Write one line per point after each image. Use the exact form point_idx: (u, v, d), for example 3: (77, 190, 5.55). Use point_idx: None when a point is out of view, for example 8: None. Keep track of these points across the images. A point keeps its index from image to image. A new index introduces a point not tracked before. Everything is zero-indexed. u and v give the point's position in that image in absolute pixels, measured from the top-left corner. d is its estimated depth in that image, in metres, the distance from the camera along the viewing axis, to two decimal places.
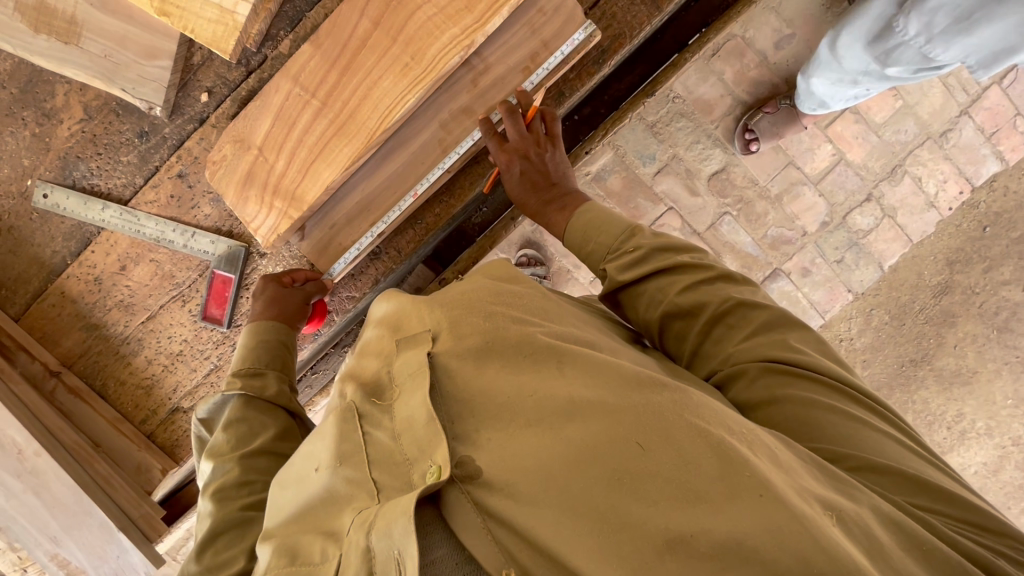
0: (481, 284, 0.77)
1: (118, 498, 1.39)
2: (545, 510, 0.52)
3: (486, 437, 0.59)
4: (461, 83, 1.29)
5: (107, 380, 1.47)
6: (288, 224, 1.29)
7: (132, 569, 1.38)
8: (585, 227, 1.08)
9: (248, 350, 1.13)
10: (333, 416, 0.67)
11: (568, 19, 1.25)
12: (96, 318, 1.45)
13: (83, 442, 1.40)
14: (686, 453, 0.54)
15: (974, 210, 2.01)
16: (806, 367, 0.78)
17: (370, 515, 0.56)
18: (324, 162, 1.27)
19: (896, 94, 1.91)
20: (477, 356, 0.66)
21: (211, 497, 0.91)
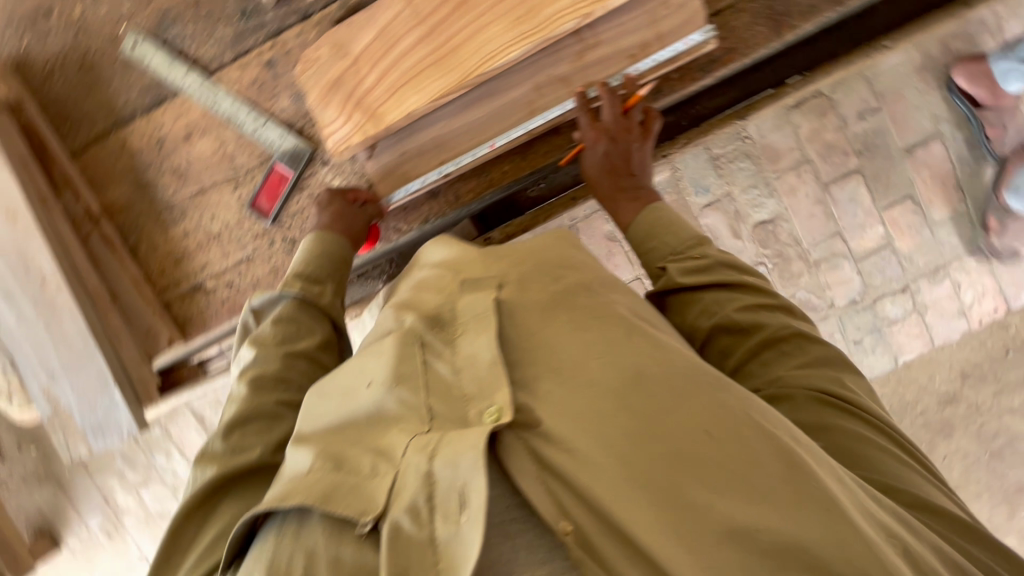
0: (549, 245, 0.77)
1: (122, 353, 1.41)
2: (608, 473, 0.53)
3: (546, 387, 0.58)
4: (568, 50, 1.28)
5: (140, 240, 1.46)
6: (361, 137, 1.30)
7: (117, 426, 1.38)
8: (651, 226, 1.07)
9: (308, 258, 1.14)
10: (394, 339, 0.63)
11: (689, 20, 1.25)
12: (147, 177, 1.45)
13: (103, 290, 1.41)
14: (753, 449, 0.55)
15: (1003, 330, 1.95)
16: (847, 400, 0.80)
17: (431, 440, 0.53)
18: (413, 89, 1.28)
19: (961, 196, 1.85)
20: (543, 311, 0.64)
21: (249, 383, 0.93)
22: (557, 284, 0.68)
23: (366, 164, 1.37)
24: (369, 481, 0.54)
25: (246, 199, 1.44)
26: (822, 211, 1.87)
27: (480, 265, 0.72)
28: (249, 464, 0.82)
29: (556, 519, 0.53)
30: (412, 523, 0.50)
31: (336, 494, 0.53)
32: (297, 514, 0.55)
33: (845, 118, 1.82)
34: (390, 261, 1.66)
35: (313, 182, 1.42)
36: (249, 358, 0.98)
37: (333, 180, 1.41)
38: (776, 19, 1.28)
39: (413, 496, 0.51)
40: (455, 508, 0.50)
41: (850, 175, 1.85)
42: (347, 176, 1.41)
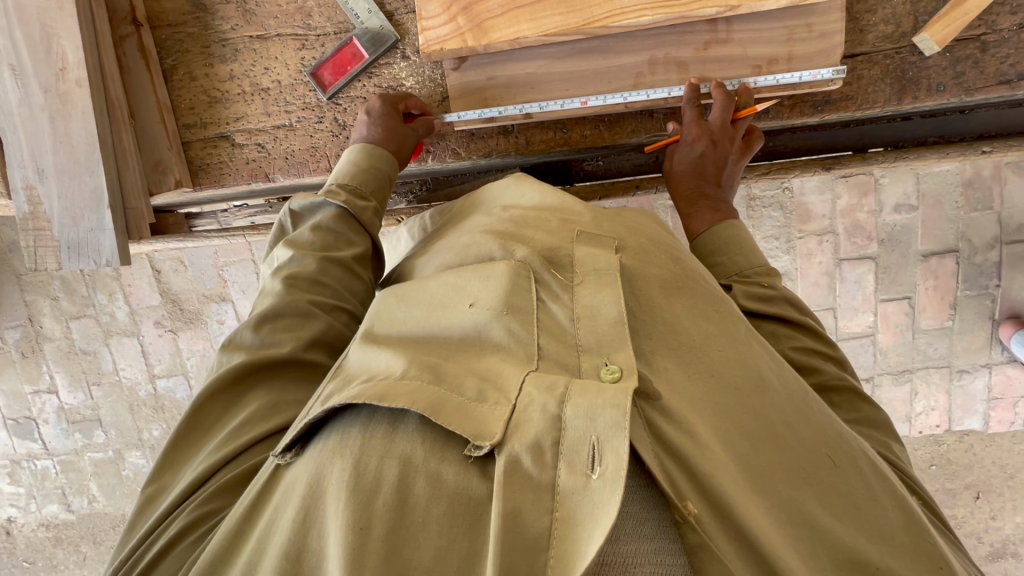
0: (651, 226, 0.83)
1: (125, 176, 1.28)
2: (724, 455, 0.58)
3: (664, 363, 0.64)
4: (696, 37, 1.21)
5: (178, 66, 1.33)
6: (457, 46, 1.20)
7: (96, 250, 1.25)
8: (725, 242, 1.02)
9: (354, 170, 1.06)
10: (506, 265, 0.68)
11: (824, 51, 1.20)
12: (208, 1, 1.30)
13: (123, 103, 1.27)
14: (850, 472, 0.62)
15: (934, 445, 2.01)
16: (898, 468, 0.79)
17: (559, 386, 0.55)
18: (529, 15, 1.18)
19: (952, 315, 1.81)
20: (665, 287, 0.71)
21: (281, 279, 0.89)
22: (679, 269, 0.74)
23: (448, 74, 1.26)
24: (478, 406, 0.55)
25: (308, 65, 1.31)
26: (826, 283, 1.85)
27: (593, 220, 0.78)
28: (279, 358, 0.81)
29: (678, 499, 0.53)
30: (532, 462, 0.51)
31: (444, 407, 0.55)
32: (388, 416, 0.57)
33: (880, 205, 1.76)
34: (422, 183, 1.57)
35: (385, 74, 1.31)
36: (284, 259, 0.93)
37: (408, 80, 1.30)
38: (903, 83, 1.25)
39: (538, 436, 0.52)
40: (585, 461, 0.50)
41: (864, 259, 1.81)
42: (423, 81, 1.31)
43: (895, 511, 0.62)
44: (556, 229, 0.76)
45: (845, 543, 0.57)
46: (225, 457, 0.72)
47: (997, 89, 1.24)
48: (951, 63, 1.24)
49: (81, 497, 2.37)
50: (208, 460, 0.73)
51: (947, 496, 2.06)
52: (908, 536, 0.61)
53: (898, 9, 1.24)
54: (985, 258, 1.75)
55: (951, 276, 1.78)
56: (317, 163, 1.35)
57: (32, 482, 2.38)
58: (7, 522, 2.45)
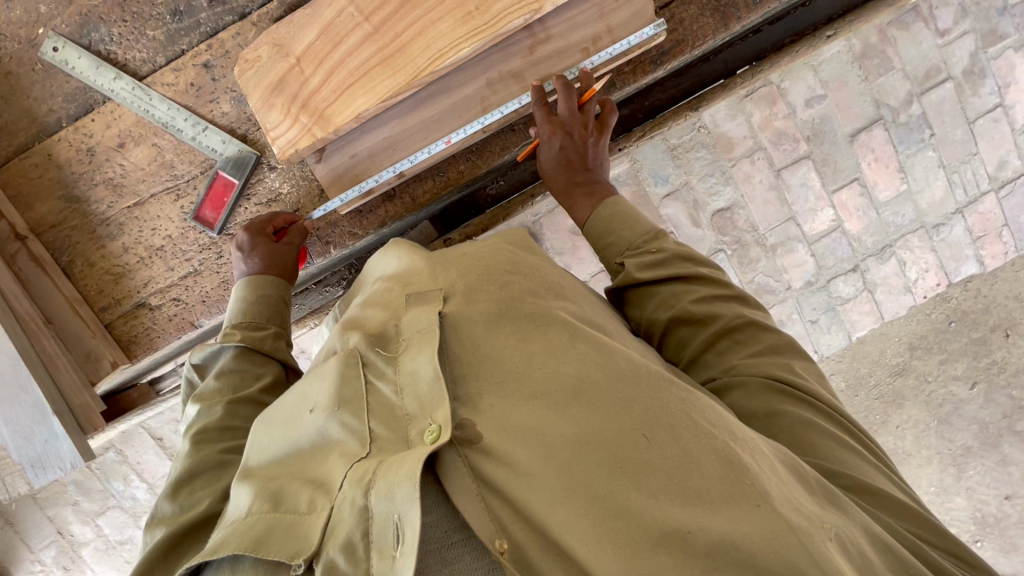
0: (499, 249, 0.84)
1: (61, 380, 1.31)
2: (550, 481, 0.58)
3: (490, 400, 0.65)
4: (519, 46, 1.26)
5: (75, 259, 1.38)
6: (309, 140, 1.24)
7: (59, 458, 1.28)
8: (611, 219, 1.05)
9: (247, 305, 1.13)
10: (336, 359, 0.71)
11: (638, 12, 1.25)
12: (80, 190, 1.36)
13: (35, 314, 1.32)
14: (692, 456, 0.60)
15: (945, 303, 2.03)
16: (789, 384, 0.83)
17: (366, 475, 0.58)
18: (361, 89, 1.23)
19: (903, 176, 1.83)
20: (489, 320, 0.72)
21: (191, 439, 0.90)
22: (500, 294, 0.75)
23: (315, 168, 1.31)
24: (307, 518, 0.60)
25: (189, 211, 1.36)
26: (776, 197, 1.82)
27: (428, 277, 0.80)
28: (201, 517, 0.80)
29: (493, 539, 0.56)
30: (346, 561, 0.55)
31: (269, 537, 0.59)
32: (229, 560, 0.61)
33: (792, 107, 1.73)
34: (349, 266, 1.62)
35: (262, 191, 1.36)
36: (194, 415, 0.96)
37: (283, 187, 1.35)
38: (723, 9, 1.30)
39: (349, 533, 0.56)
40: (391, 543, 0.54)
41: (800, 161, 1.79)
42: (297, 182, 1.35)
43: (751, 483, 0.59)
44: (391, 301, 0.78)
45: (688, 533, 0.55)
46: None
47: None
48: None
49: None
50: None
51: (978, 346, 2.08)
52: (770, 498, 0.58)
53: None
54: (908, 114, 1.77)
55: (886, 144, 1.80)
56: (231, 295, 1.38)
57: None
58: None
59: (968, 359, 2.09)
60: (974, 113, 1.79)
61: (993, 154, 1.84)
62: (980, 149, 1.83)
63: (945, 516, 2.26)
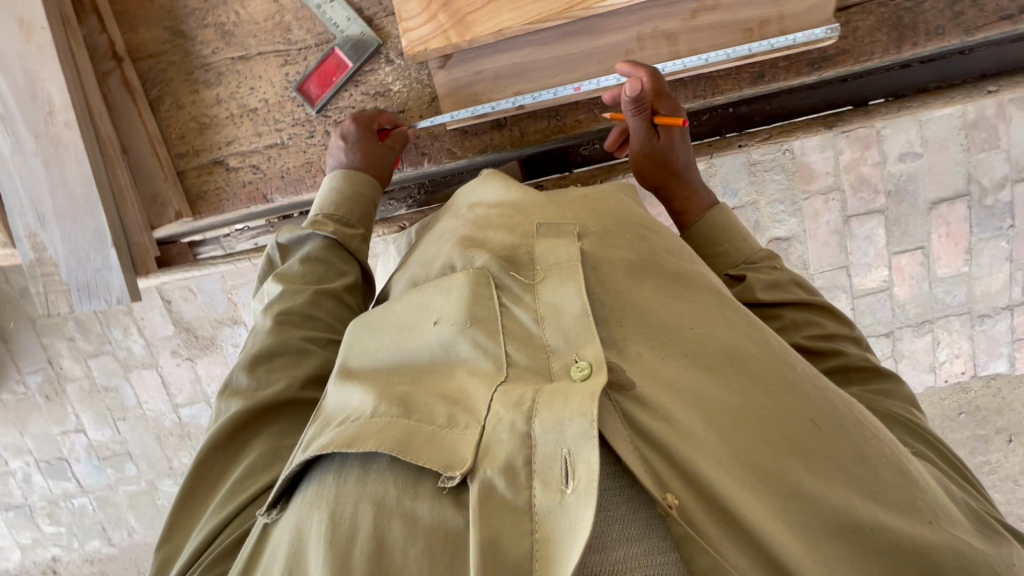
0: (616, 205, 0.90)
1: (126, 215, 1.28)
2: (713, 441, 0.62)
3: (636, 347, 0.70)
4: (682, 6, 1.18)
5: (165, 95, 1.32)
6: (442, 44, 1.18)
7: (106, 290, 1.25)
8: (723, 227, 1.05)
9: (340, 197, 1.08)
10: (465, 276, 0.77)
11: (817, 8, 1.17)
12: (187, 28, 1.29)
13: (115, 140, 1.27)
14: (836, 437, 0.67)
15: (961, 392, 2.01)
16: (910, 421, 0.85)
17: (528, 403, 0.61)
18: (509, 5, 1.16)
19: (968, 259, 1.77)
20: (633, 271, 0.78)
21: (273, 318, 0.91)
22: (644, 252, 0.81)
23: (435, 73, 1.23)
24: (448, 432, 0.63)
25: (293, 80, 1.30)
26: (836, 242, 1.78)
27: (553, 211, 0.87)
28: (276, 400, 0.84)
29: (660, 494, 0.57)
30: (507, 485, 0.57)
31: (412, 443, 0.61)
32: (358, 459, 0.64)
33: (884, 156, 1.66)
34: (420, 186, 1.56)
35: (372, 81, 1.29)
36: (274, 293, 0.95)
37: (395, 84, 1.29)
38: (901, 30, 1.21)
39: (511, 457, 0.58)
40: (559, 477, 0.56)
41: (872, 215, 1.73)
42: (410, 83, 1.29)
43: (888, 469, 0.66)
44: (516, 226, 0.85)
45: (843, 508, 0.61)
46: (228, 515, 0.75)
47: (999, 25, 1.21)
48: (949, 5, 1.20)
49: (120, 530, 2.41)
50: (217, 515, 0.75)
51: (978, 443, 2.06)
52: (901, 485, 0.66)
53: None
54: (995, 198, 1.69)
55: (962, 221, 1.73)
56: (314, 178, 1.33)
57: (72, 520, 2.42)
58: (52, 561, 2.50)
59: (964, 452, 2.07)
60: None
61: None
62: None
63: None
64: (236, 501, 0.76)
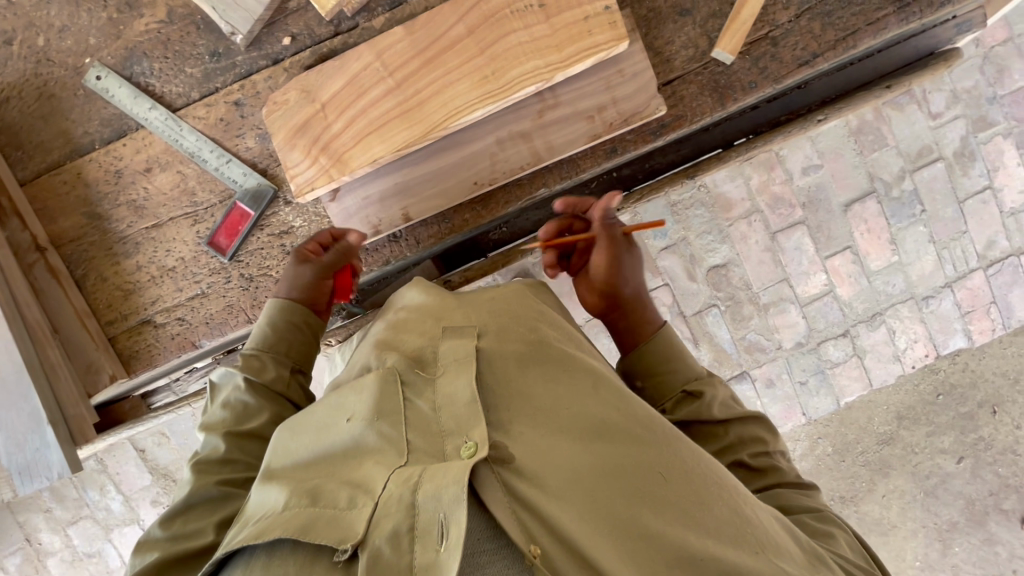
0: (512, 296, 1.00)
1: (58, 389, 1.34)
2: (577, 501, 0.71)
3: (520, 428, 0.78)
4: (528, 108, 1.36)
5: (88, 273, 1.43)
6: (326, 181, 1.31)
7: (47, 467, 1.29)
8: (671, 346, 1.17)
9: (267, 330, 1.18)
10: (375, 374, 0.83)
11: (640, 88, 1.35)
12: (102, 209, 1.42)
13: (43, 323, 1.37)
14: (687, 490, 0.78)
15: (933, 375, 2.18)
16: (811, 508, 1.02)
17: (414, 477, 0.68)
18: (379, 138, 1.31)
19: (894, 249, 2.00)
20: (522, 358, 0.87)
21: (194, 467, 1.00)
22: (534, 339, 0.91)
23: (327, 205, 1.38)
24: (347, 513, 0.68)
25: (203, 235, 1.43)
26: (771, 258, 1.98)
27: (461, 315, 0.95)
28: (192, 548, 0.90)
29: (527, 546, 0.66)
30: (391, 549, 0.63)
31: (313, 527, 0.67)
32: (266, 546, 0.69)
33: (790, 174, 1.93)
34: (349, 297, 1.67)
35: (276, 223, 1.42)
36: (200, 443, 1.05)
37: (296, 222, 1.42)
38: (720, 91, 1.40)
39: (396, 525, 0.64)
40: (435, 538, 0.62)
41: (795, 226, 1.96)
42: (310, 219, 1.42)
43: (725, 511, 0.78)
44: (427, 328, 0.92)
45: (693, 552, 0.71)
46: None
47: (801, 70, 1.40)
48: (753, 63, 1.39)
49: None
50: None
51: (966, 421, 2.20)
52: (739, 527, 0.77)
53: (691, 33, 1.39)
54: (900, 190, 1.97)
55: (879, 216, 1.98)
56: (237, 318, 1.44)
57: None
58: None
59: (955, 433, 2.21)
60: (964, 194, 2.00)
61: (982, 233, 2.03)
62: (969, 228, 2.02)
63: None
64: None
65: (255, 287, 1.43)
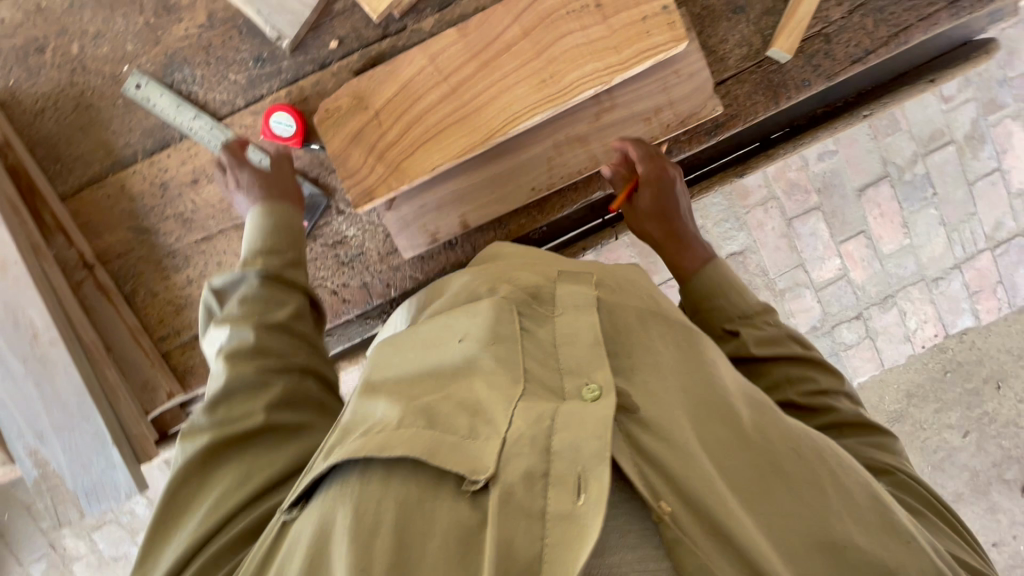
0: (623, 270, 1.04)
1: (119, 408, 1.32)
2: (705, 464, 0.72)
3: (643, 376, 0.80)
4: (586, 112, 1.34)
5: (138, 288, 1.40)
6: (386, 192, 1.29)
7: (113, 488, 1.28)
8: (716, 283, 1.19)
9: (261, 231, 1.16)
10: (490, 303, 0.87)
11: (698, 89, 1.34)
12: (149, 223, 1.39)
13: (98, 342, 1.34)
14: (811, 456, 0.78)
15: (942, 353, 2.25)
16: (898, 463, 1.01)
17: (546, 416, 0.70)
18: (437, 146, 1.29)
19: (906, 232, 2.13)
20: (641, 316, 0.89)
21: (224, 357, 0.98)
22: (650, 305, 0.93)
23: (382, 214, 1.36)
24: (471, 442, 0.68)
25: None
26: (786, 244, 2.12)
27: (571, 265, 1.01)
28: (240, 432, 0.89)
29: (656, 503, 0.68)
30: (524, 488, 0.65)
31: (439, 451, 0.66)
32: (384, 465, 0.67)
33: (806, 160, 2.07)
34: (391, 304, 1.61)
35: (331, 233, 1.40)
36: (224, 336, 1.02)
37: (350, 231, 1.40)
38: (774, 90, 1.39)
39: (529, 464, 0.66)
40: (572, 489, 0.64)
41: (811, 211, 2.10)
42: (362, 226, 1.40)
43: (856, 493, 0.77)
44: (540, 271, 0.97)
45: (812, 527, 0.72)
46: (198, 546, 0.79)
47: (853, 67, 1.40)
48: (807, 61, 1.39)
49: None
50: (182, 549, 0.79)
51: (971, 397, 2.27)
52: (865, 510, 0.76)
53: (745, 31, 1.39)
54: (912, 173, 2.10)
55: (891, 201, 2.11)
56: None
57: None
58: None
59: (961, 408, 2.27)
60: (973, 175, 2.14)
61: (991, 214, 2.17)
62: (979, 210, 2.16)
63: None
64: (222, 512, 0.81)
65: None
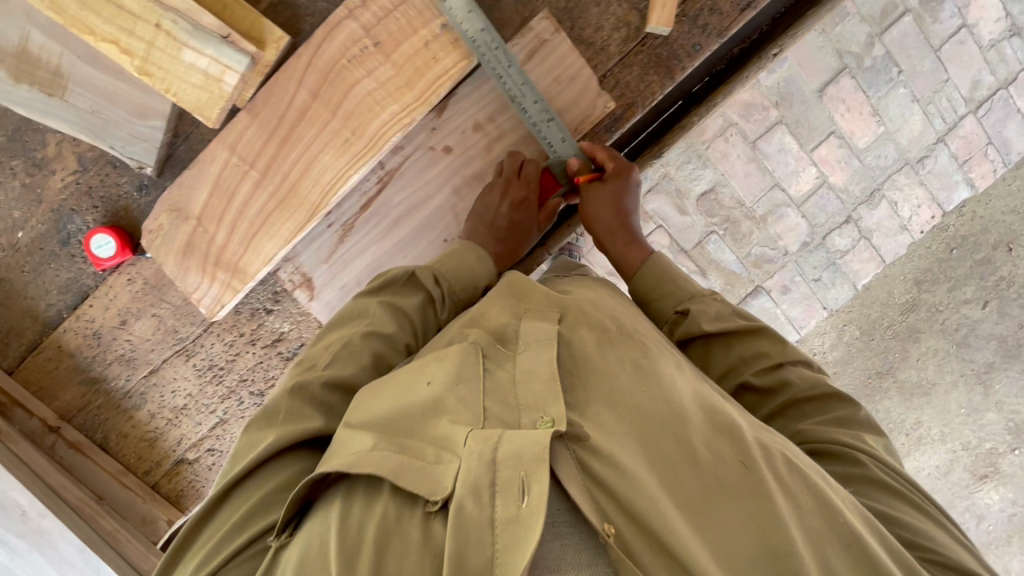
0: (582, 287, 1.05)
1: (126, 551, 1.38)
2: (653, 486, 0.73)
3: (596, 409, 0.81)
4: (475, 149, 1.28)
5: (108, 434, 1.45)
6: (232, 295, 1.30)
7: None
8: (652, 279, 1.16)
9: (409, 284, 1.08)
10: (457, 346, 0.86)
11: (583, 91, 1.26)
12: (96, 373, 1.41)
13: (87, 497, 1.39)
14: (765, 471, 0.76)
15: (943, 233, 2.07)
16: (881, 460, 0.93)
17: (493, 436, 0.71)
18: (266, 236, 1.27)
19: (879, 119, 1.89)
20: (598, 340, 0.90)
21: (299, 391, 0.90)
22: (611, 326, 0.93)
23: (308, 305, 1.35)
24: (434, 466, 0.71)
25: (201, 367, 1.42)
26: (756, 168, 1.90)
27: (542, 298, 0.97)
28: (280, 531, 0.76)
29: (600, 524, 0.68)
30: (474, 504, 0.65)
31: (404, 474, 0.71)
32: (365, 489, 0.73)
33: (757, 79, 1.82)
34: None
35: (265, 333, 1.41)
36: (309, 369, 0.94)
37: (283, 327, 1.40)
38: (666, 64, 1.30)
39: (475, 478, 0.67)
40: (516, 495, 0.65)
41: (774, 128, 1.86)
42: (295, 320, 1.40)
43: (817, 507, 0.76)
44: (507, 300, 0.97)
45: (775, 539, 0.71)
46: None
47: (745, 15, 1.28)
48: (692, 23, 1.29)
49: None
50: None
51: (984, 267, 2.09)
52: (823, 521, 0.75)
53: (619, 10, 1.28)
54: (872, 57, 1.84)
55: (856, 91, 1.86)
56: None
57: None
58: None
59: (976, 280, 2.10)
60: (938, 40, 1.86)
61: (965, 76, 1.89)
62: (951, 74, 1.88)
63: (977, 433, 2.25)
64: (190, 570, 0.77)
65: (267, 399, 1.45)
